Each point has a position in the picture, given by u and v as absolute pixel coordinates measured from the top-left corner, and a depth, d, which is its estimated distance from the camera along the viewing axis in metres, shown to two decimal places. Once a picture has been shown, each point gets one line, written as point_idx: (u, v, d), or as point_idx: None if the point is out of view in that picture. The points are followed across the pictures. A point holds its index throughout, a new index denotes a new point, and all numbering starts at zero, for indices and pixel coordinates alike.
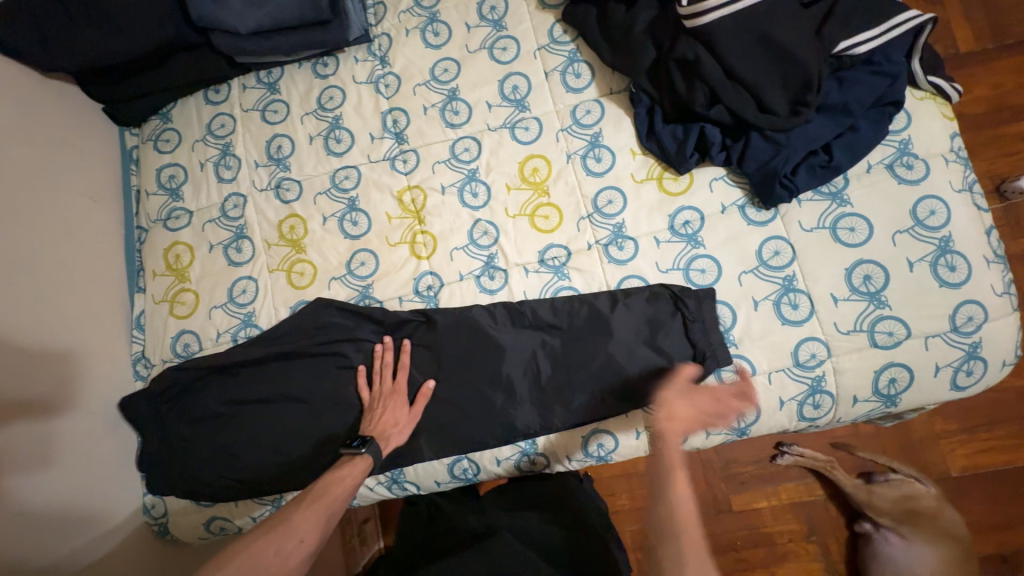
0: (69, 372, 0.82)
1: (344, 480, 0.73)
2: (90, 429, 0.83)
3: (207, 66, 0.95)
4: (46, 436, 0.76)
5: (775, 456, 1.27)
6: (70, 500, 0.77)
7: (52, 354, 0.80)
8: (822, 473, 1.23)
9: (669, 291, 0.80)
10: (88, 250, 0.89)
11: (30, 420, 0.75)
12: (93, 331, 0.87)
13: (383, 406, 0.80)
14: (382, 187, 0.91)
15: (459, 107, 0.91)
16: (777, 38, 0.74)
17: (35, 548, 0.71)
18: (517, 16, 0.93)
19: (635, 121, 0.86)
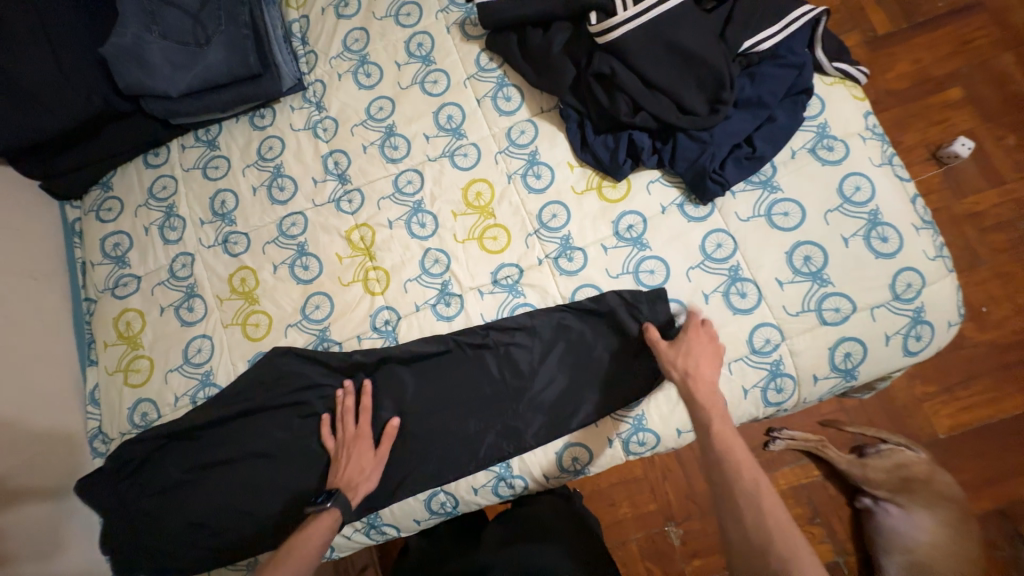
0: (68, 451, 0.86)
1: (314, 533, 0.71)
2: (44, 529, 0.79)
3: (144, 133, 0.96)
4: (32, 523, 0.78)
5: (768, 443, 1.27)
6: None
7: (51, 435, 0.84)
8: (816, 454, 1.24)
9: (620, 297, 0.81)
10: (32, 334, 0.87)
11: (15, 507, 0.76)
12: (70, 410, 0.88)
13: (349, 455, 0.78)
14: (330, 229, 0.91)
15: (398, 142, 0.93)
16: (684, 44, 0.78)
17: None
18: (445, 50, 0.95)
19: (568, 136, 0.88)
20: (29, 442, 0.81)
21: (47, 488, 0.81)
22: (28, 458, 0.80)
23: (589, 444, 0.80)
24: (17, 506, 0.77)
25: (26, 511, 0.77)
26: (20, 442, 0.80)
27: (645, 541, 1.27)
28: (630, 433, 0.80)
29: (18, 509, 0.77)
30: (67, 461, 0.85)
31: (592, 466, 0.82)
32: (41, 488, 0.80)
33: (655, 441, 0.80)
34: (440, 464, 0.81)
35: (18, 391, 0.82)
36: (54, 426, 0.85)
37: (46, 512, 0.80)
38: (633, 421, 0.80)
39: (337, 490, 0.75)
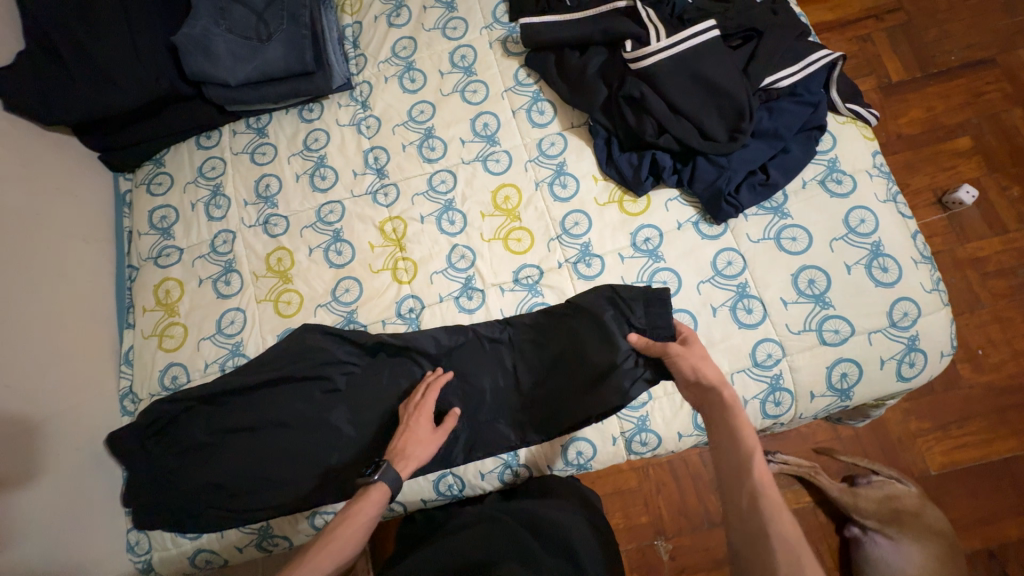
0: (90, 412, 0.89)
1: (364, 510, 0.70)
2: (66, 482, 0.83)
3: (200, 116, 1.02)
4: (59, 476, 0.82)
5: None
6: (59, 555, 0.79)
7: (77, 395, 0.88)
8: (808, 480, 1.27)
9: (613, 292, 0.83)
10: (68, 298, 0.91)
11: (45, 457, 0.81)
12: (92, 373, 0.91)
13: (411, 432, 0.77)
14: (365, 219, 0.97)
15: (435, 144, 1.00)
16: (710, 76, 0.84)
17: (70, 562, 0.80)
18: (486, 62, 1.03)
19: (595, 150, 0.94)
20: (43, 403, 0.82)
21: (73, 442, 0.85)
22: (43, 417, 0.82)
23: (593, 439, 0.84)
24: (47, 459, 0.81)
25: (56, 465, 0.82)
26: (34, 403, 0.81)
27: (634, 553, 1.30)
28: (634, 432, 0.83)
29: (49, 463, 0.81)
30: (82, 427, 0.87)
31: (594, 462, 0.85)
32: (65, 446, 0.84)
33: (657, 443, 0.83)
34: (452, 446, 0.85)
35: (45, 352, 0.85)
36: (79, 386, 0.88)
37: (68, 467, 0.84)
38: (637, 421, 0.83)
39: (390, 464, 0.73)
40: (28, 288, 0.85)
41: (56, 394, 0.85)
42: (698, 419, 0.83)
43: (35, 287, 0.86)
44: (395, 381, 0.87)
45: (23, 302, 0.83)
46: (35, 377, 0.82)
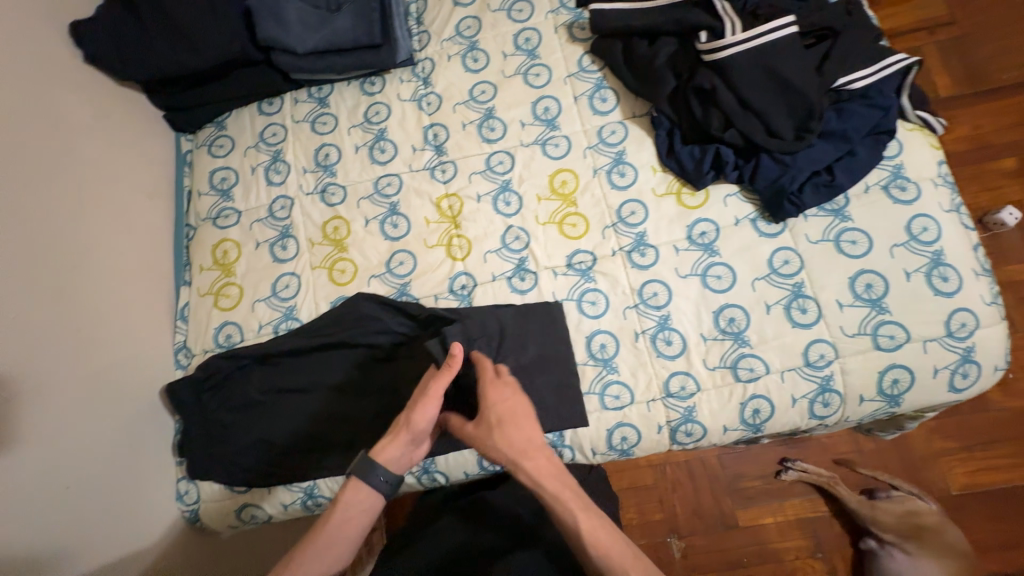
0: (147, 362, 0.91)
1: (342, 509, 0.69)
2: (125, 428, 0.85)
3: (265, 82, 1.03)
4: (120, 420, 0.85)
5: (780, 472, 1.31)
6: (117, 497, 0.81)
7: (137, 345, 0.90)
8: (826, 489, 1.28)
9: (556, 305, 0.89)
10: (131, 250, 0.93)
11: (110, 401, 0.83)
12: (150, 326, 0.93)
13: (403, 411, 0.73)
14: (422, 194, 0.98)
15: (496, 124, 1.00)
16: (784, 72, 0.84)
17: (127, 504, 0.83)
18: (550, 47, 1.03)
19: (656, 141, 0.95)
20: (109, 349, 0.85)
21: (133, 390, 0.88)
22: (108, 362, 0.85)
23: (638, 425, 0.84)
24: (110, 403, 0.83)
25: (117, 409, 0.84)
26: (102, 348, 0.84)
27: (647, 548, 1.31)
28: (680, 422, 0.83)
29: (111, 406, 0.83)
30: (141, 376, 0.89)
31: (637, 448, 0.85)
32: (125, 392, 0.86)
33: (702, 434, 0.84)
34: None
35: (111, 300, 0.88)
36: (139, 336, 0.91)
37: (127, 413, 0.86)
38: (684, 411, 0.83)
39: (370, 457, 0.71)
40: (97, 237, 0.87)
41: (121, 341, 0.87)
42: (745, 413, 0.83)
43: (103, 237, 0.88)
44: None
45: (93, 251, 0.86)
46: (103, 323, 0.85)
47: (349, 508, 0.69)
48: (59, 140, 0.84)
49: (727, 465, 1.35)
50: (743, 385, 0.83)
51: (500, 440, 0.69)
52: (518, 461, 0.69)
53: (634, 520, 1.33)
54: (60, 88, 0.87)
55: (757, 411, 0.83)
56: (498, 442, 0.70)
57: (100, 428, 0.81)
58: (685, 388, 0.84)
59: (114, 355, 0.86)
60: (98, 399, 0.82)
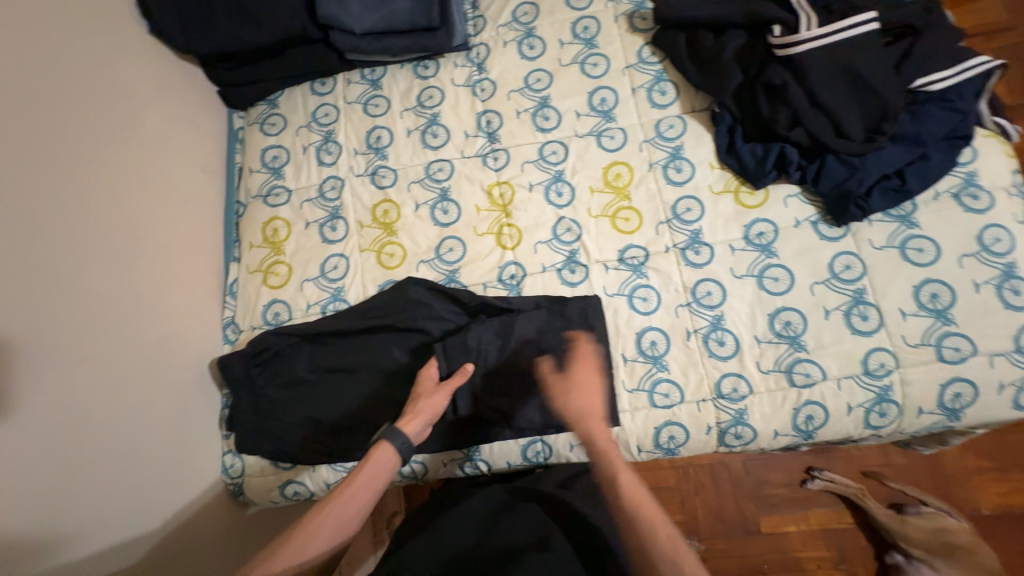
0: (199, 335, 0.92)
1: (370, 464, 0.68)
2: (179, 397, 0.86)
3: (320, 60, 1.02)
4: (174, 390, 0.86)
5: (805, 481, 1.29)
6: (169, 465, 0.83)
7: (190, 317, 0.91)
8: (853, 501, 1.26)
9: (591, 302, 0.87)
10: (186, 223, 0.94)
11: (165, 370, 0.85)
12: (202, 299, 0.94)
13: (416, 394, 0.78)
14: (473, 180, 0.97)
15: (550, 113, 0.99)
16: (859, 70, 0.81)
17: (179, 472, 0.84)
18: (609, 36, 1.01)
19: (715, 138, 0.93)
20: (165, 319, 0.86)
21: (186, 360, 0.89)
22: (164, 332, 0.86)
23: (687, 424, 0.83)
24: (164, 373, 0.84)
25: (171, 378, 0.86)
26: (159, 318, 0.85)
27: None
28: (731, 424, 0.82)
29: (165, 375, 0.85)
30: (193, 348, 0.91)
31: (683, 448, 0.84)
32: (179, 363, 0.87)
33: (752, 437, 0.82)
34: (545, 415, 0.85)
35: (167, 272, 0.89)
36: (191, 309, 0.92)
37: (180, 383, 0.87)
38: (735, 414, 0.82)
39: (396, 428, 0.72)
40: (156, 209, 0.88)
41: (175, 312, 0.88)
42: (798, 419, 0.81)
43: (162, 208, 0.89)
44: None
45: (152, 222, 0.87)
46: (160, 293, 0.86)
47: (378, 467, 0.68)
48: (122, 111, 0.85)
49: (751, 470, 1.33)
50: (797, 390, 0.81)
51: (573, 393, 0.73)
52: (588, 418, 0.71)
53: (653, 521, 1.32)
54: (123, 60, 0.88)
55: (811, 417, 0.81)
56: (573, 401, 0.73)
57: (156, 396, 0.82)
58: (737, 390, 0.82)
59: (168, 325, 0.87)
60: (154, 366, 0.83)
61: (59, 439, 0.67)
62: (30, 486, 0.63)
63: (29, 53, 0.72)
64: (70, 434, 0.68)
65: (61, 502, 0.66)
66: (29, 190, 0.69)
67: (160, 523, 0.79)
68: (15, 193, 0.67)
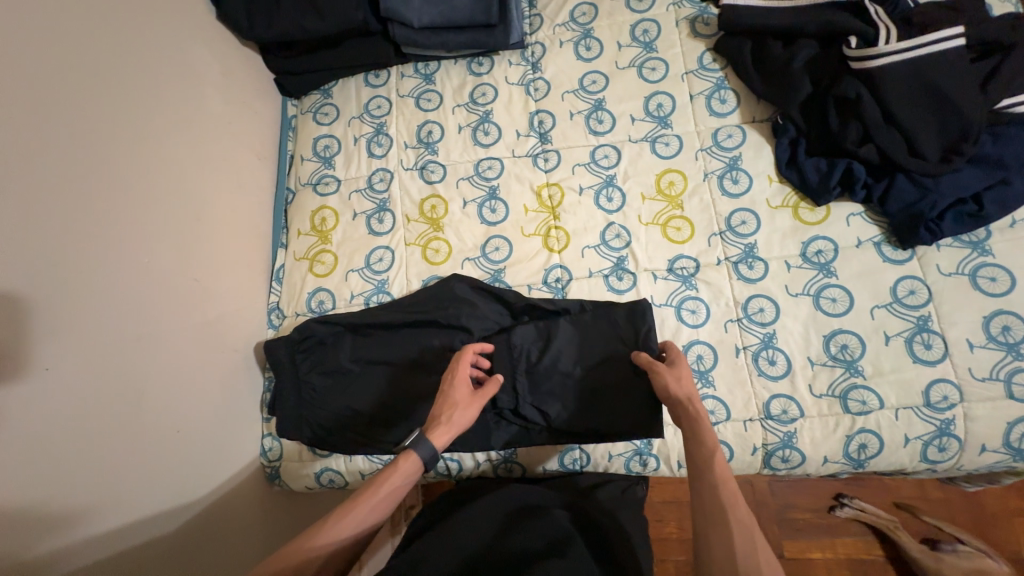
0: (246, 319, 0.94)
1: (397, 476, 0.65)
2: (225, 378, 0.88)
3: (375, 53, 1.02)
4: (222, 371, 0.87)
5: (834, 508, 1.24)
6: (214, 444, 0.84)
7: (239, 300, 0.93)
8: (884, 533, 1.20)
9: (637, 306, 0.83)
10: (239, 208, 0.95)
11: (214, 351, 0.86)
12: (250, 283, 0.96)
13: (443, 402, 0.71)
14: (523, 180, 0.96)
15: (604, 117, 0.97)
16: (941, 86, 0.77)
17: (222, 451, 0.86)
18: (669, 41, 0.99)
19: (776, 150, 0.90)
20: (216, 301, 0.88)
21: (234, 343, 0.90)
22: (217, 314, 0.88)
23: (732, 444, 0.80)
24: (213, 354, 0.86)
25: (219, 360, 0.87)
26: (211, 299, 0.87)
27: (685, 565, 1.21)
28: (778, 446, 0.79)
29: (214, 356, 0.86)
30: (240, 331, 0.92)
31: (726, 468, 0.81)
32: (228, 345, 0.89)
33: (799, 462, 0.79)
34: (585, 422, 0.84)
35: (220, 255, 0.90)
36: (240, 292, 0.93)
37: (228, 365, 0.89)
38: (783, 436, 0.79)
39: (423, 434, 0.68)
40: (213, 193, 0.90)
41: (226, 295, 0.90)
42: (850, 447, 0.78)
43: (218, 192, 0.91)
44: None
45: (209, 206, 0.89)
46: (213, 275, 0.88)
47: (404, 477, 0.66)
48: (187, 96, 0.87)
49: (777, 491, 1.27)
50: (852, 417, 0.78)
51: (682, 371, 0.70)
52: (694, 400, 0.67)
53: (673, 535, 1.23)
54: (193, 46, 0.90)
55: (864, 446, 0.78)
56: (684, 384, 0.68)
57: (206, 376, 0.84)
58: (787, 412, 0.80)
59: (219, 306, 0.88)
60: (205, 347, 0.85)
61: (118, 414, 0.69)
62: (92, 457, 0.65)
63: (105, 37, 0.74)
64: (127, 408, 0.70)
65: (118, 473, 0.68)
66: (100, 170, 0.71)
67: (203, 500, 0.81)
68: (87, 172, 0.69)
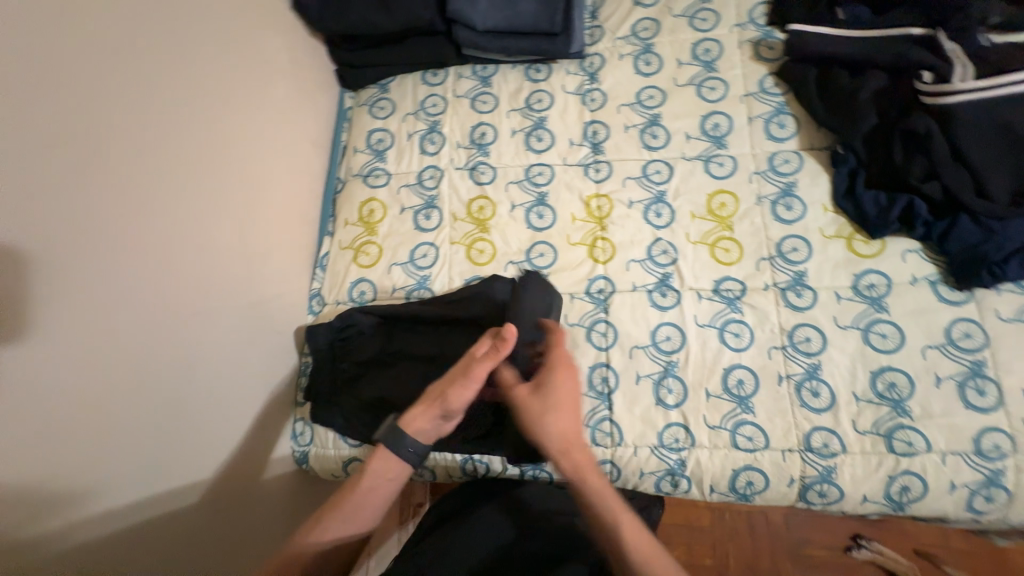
0: (289, 303, 0.95)
1: (367, 478, 0.66)
2: (266, 359, 0.89)
3: (437, 52, 1.04)
4: (264, 353, 0.89)
5: (851, 548, 1.19)
6: (250, 424, 0.85)
7: (285, 284, 0.94)
8: None
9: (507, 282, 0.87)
10: (292, 193, 0.97)
11: (258, 332, 0.88)
12: (296, 268, 0.97)
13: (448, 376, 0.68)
14: (572, 189, 0.96)
15: (659, 132, 0.97)
16: (1018, 128, 0.76)
17: (257, 431, 0.87)
18: (730, 62, 0.99)
19: (834, 179, 0.89)
20: (265, 283, 0.90)
21: (277, 326, 0.92)
22: (264, 296, 0.89)
23: (769, 472, 0.79)
24: (257, 334, 0.87)
25: (262, 341, 0.88)
26: (261, 281, 0.89)
27: None
28: (816, 480, 0.78)
29: (258, 337, 0.87)
30: (283, 315, 0.93)
31: (759, 497, 0.80)
32: (271, 327, 0.90)
33: (837, 498, 0.77)
34: (620, 437, 0.82)
35: (271, 237, 0.92)
36: (286, 276, 0.95)
37: (270, 347, 0.90)
38: (822, 470, 0.77)
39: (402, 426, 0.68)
40: (270, 177, 0.92)
41: (274, 277, 0.92)
42: (891, 488, 0.76)
43: (275, 176, 0.93)
44: (576, 357, 0.87)
45: (266, 189, 0.91)
46: (264, 256, 0.89)
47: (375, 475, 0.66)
48: (256, 81, 0.90)
49: (793, 525, 1.23)
50: (896, 458, 0.76)
51: (551, 413, 0.64)
52: (568, 449, 0.63)
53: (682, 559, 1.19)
54: (266, 33, 0.93)
55: (906, 489, 0.76)
56: (550, 428, 0.63)
57: (249, 355, 0.86)
58: (829, 446, 0.78)
59: (267, 289, 0.90)
60: (251, 326, 0.86)
61: (167, 385, 0.71)
62: (141, 425, 0.67)
63: (189, 20, 0.77)
64: (176, 380, 0.72)
65: (164, 442, 0.70)
66: (174, 146, 0.73)
67: (235, 478, 0.82)
68: (162, 147, 0.71)
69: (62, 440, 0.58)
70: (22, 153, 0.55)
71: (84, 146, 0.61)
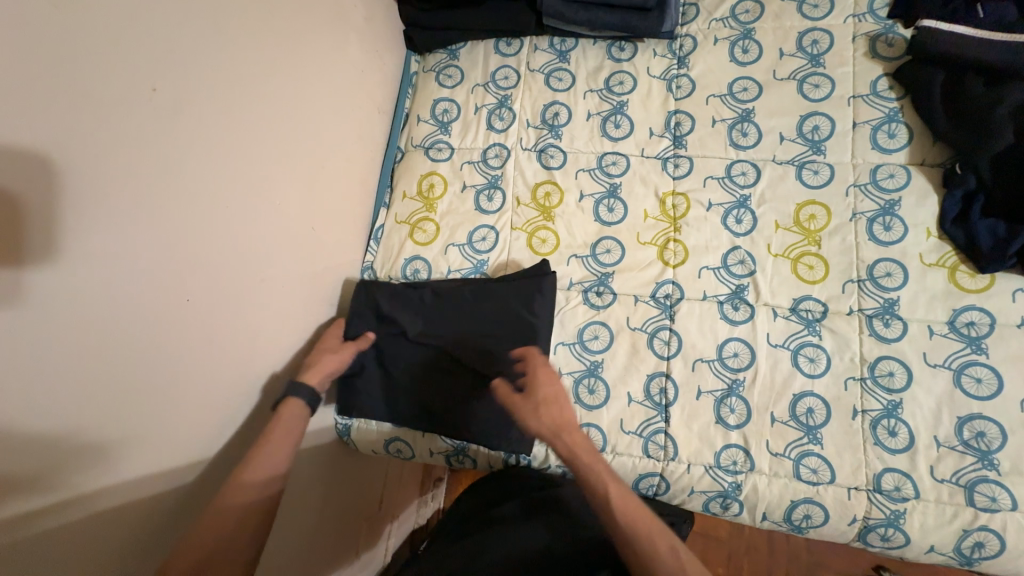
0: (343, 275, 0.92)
1: (280, 424, 0.69)
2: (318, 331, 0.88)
3: (515, 20, 0.97)
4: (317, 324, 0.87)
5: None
6: None
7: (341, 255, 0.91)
8: None
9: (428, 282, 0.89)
10: (354, 159, 0.93)
11: (312, 302, 0.85)
12: (352, 238, 0.94)
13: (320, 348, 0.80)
14: (648, 183, 0.90)
15: (750, 130, 0.89)
16: None
17: None
18: (842, 57, 0.89)
19: (944, 202, 0.80)
20: (323, 252, 0.87)
21: (330, 297, 0.90)
22: (322, 266, 0.87)
23: (831, 509, 0.74)
24: (312, 305, 0.85)
25: (316, 311, 0.86)
26: (319, 250, 0.86)
27: None
28: (881, 523, 0.73)
29: (312, 307, 0.85)
30: (336, 287, 0.91)
31: (813, 530, 0.76)
32: (325, 298, 0.88)
33: (902, 544, 0.73)
34: (674, 454, 0.78)
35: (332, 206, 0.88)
36: (342, 246, 0.92)
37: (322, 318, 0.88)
38: (890, 514, 0.73)
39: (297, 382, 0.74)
40: (335, 141, 0.88)
41: (331, 247, 0.89)
42: (963, 542, 0.71)
43: (340, 141, 0.89)
44: (635, 364, 0.83)
45: (331, 154, 0.87)
46: (323, 224, 0.86)
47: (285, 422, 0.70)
48: (330, 39, 0.85)
49: (814, 547, 1.17)
50: (974, 512, 0.71)
51: (542, 402, 0.69)
52: (559, 434, 0.67)
53: None
54: None
55: (980, 545, 0.71)
56: (542, 418, 0.68)
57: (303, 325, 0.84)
58: (900, 489, 0.73)
59: (325, 259, 0.87)
60: (307, 296, 0.84)
61: (227, 351, 0.69)
62: (202, 389, 0.66)
63: None
64: (235, 346, 0.70)
65: (221, 407, 0.69)
66: (250, 103, 0.70)
67: None
68: (240, 104, 0.68)
69: (141, 396, 0.58)
70: (115, 102, 0.53)
71: (170, 99, 0.59)
